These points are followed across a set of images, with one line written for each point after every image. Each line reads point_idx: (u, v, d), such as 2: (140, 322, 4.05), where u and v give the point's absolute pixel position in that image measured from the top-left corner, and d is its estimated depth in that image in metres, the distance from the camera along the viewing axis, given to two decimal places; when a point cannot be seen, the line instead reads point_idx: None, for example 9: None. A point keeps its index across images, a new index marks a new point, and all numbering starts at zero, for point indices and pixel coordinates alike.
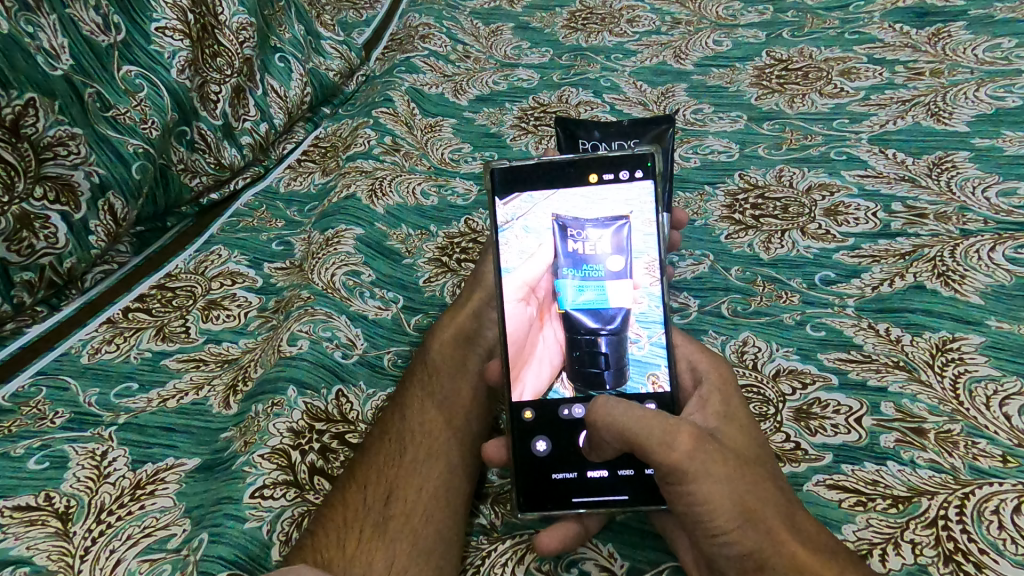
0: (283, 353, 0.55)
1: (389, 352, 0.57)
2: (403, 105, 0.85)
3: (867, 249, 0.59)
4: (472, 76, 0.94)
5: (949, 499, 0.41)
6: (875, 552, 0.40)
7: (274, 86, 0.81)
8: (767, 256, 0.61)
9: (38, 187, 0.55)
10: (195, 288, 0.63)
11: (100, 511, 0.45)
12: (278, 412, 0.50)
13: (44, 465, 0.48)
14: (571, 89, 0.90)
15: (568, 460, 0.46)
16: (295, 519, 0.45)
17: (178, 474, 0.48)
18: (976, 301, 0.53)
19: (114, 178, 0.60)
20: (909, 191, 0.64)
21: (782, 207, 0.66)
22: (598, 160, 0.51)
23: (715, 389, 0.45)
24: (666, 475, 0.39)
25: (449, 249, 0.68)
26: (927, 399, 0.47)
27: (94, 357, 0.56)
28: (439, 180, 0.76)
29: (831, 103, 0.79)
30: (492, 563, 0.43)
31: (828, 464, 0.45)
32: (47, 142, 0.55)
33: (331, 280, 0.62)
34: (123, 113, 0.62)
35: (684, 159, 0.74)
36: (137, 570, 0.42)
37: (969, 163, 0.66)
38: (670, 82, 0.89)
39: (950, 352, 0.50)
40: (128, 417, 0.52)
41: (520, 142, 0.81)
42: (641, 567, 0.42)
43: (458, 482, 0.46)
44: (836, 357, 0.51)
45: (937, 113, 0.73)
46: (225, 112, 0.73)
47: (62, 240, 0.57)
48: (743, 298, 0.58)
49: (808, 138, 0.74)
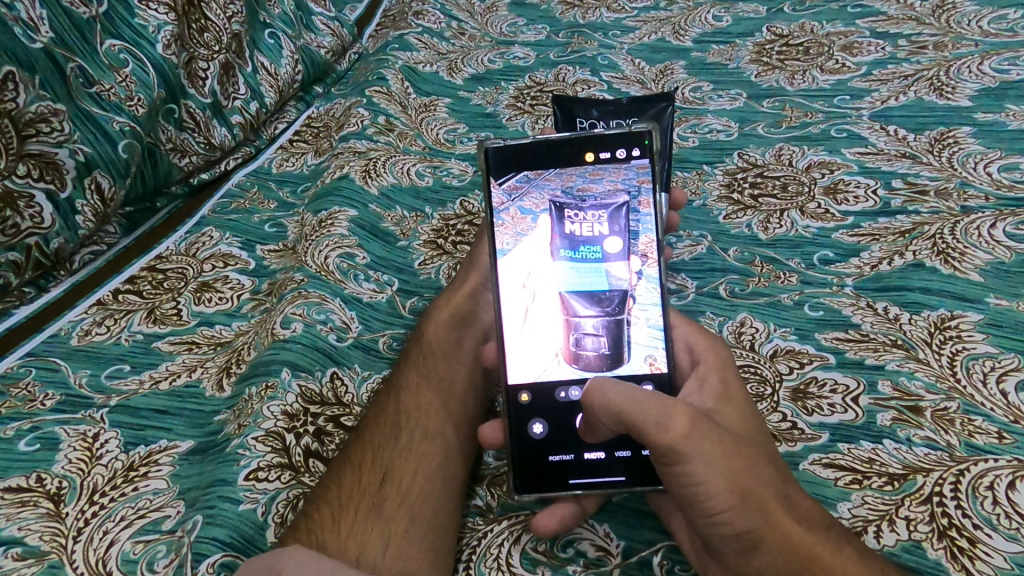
0: (277, 336, 0.54)
1: (385, 335, 0.57)
2: (397, 83, 0.84)
3: (867, 227, 0.59)
4: (467, 54, 0.93)
5: (944, 476, 0.41)
6: (870, 529, 0.40)
7: (264, 63, 0.78)
8: (765, 236, 0.61)
9: (22, 165, 0.54)
10: (186, 269, 0.62)
11: (93, 493, 0.45)
12: (272, 395, 0.50)
13: (35, 447, 0.47)
14: (568, 67, 0.88)
15: (566, 442, 0.46)
16: (290, 501, 0.44)
17: (172, 456, 0.48)
18: (974, 278, 0.52)
19: (99, 157, 0.59)
20: (909, 168, 0.63)
21: (781, 186, 0.65)
22: (594, 138, 0.50)
23: (714, 369, 0.45)
24: (663, 456, 0.39)
25: (445, 231, 0.67)
26: (923, 376, 0.47)
27: (84, 340, 0.56)
28: (434, 161, 0.75)
29: (833, 79, 0.78)
30: (489, 543, 0.43)
31: (825, 443, 0.44)
32: (28, 118, 0.54)
33: (324, 263, 0.61)
34: (108, 89, 0.61)
35: (682, 139, 0.73)
36: (131, 552, 0.42)
37: (971, 138, 0.65)
38: (669, 59, 0.88)
39: (948, 330, 0.49)
40: (121, 399, 0.51)
41: (517, 121, 0.80)
42: (638, 547, 0.42)
43: (454, 463, 0.46)
44: (833, 337, 0.51)
45: (940, 87, 0.73)
46: (213, 90, 0.72)
47: (48, 219, 0.56)
48: (741, 279, 0.57)
49: (809, 115, 0.73)
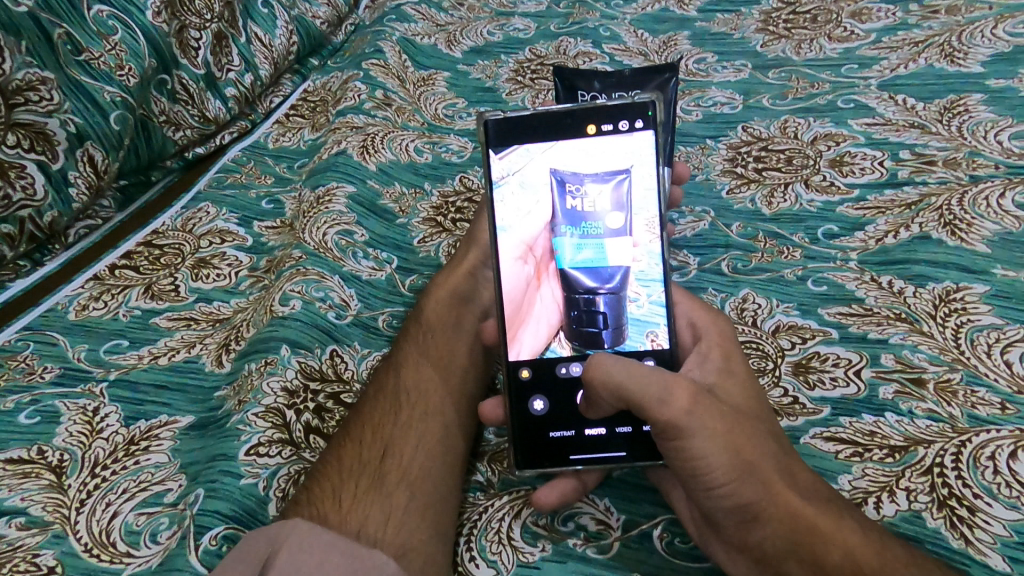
0: (276, 313, 0.54)
1: (384, 313, 0.56)
2: (395, 56, 0.82)
3: (872, 200, 0.58)
4: (466, 26, 0.91)
5: (945, 447, 0.41)
6: (870, 500, 0.40)
7: (258, 34, 0.77)
8: (769, 211, 0.60)
9: (11, 135, 0.53)
10: (183, 245, 0.62)
11: (95, 465, 0.45)
12: (272, 371, 0.49)
13: (35, 420, 0.47)
14: (569, 39, 0.86)
15: (566, 418, 0.46)
16: (291, 475, 0.44)
17: (173, 431, 0.48)
18: (981, 249, 0.52)
19: (91, 128, 0.59)
20: (918, 138, 0.62)
21: (786, 159, 0.64)
22: (595, 110, 0.49)
23: (715, 345, 0.45)
24: (663, 430, 0.39)
25: (445, 208, 0.66)
26: (927, 349, 0.46)
27: (81, 314, 0.55)
28: (433, 136, 0.74)
29: (840, 48, 0.76)
30: (489, 518, 0.43)
31: (826, 417, 0.44)
32: (16, 86, 0.54)
33: (322, 240, 0.60)
34: (97, 58, 0.59)
35: (685, 112, 0.72)
36: (134, 524, 0.42)
37: (982, 106, 0.64)
38: (673, 30, 0.86)
39: (953, 302, 0.49)
40: (120, 373, 0.51)
41: (517, 95, 0.78)
42: (639, 520, 0.42)
43: (455, 439, 0.46)
44: (836, 312, 0.50)
45: (951, 54, 0.71)
46: (207, 61, 0.70)
47: (40, 191, 0.56)
48: (743, 255, 0.57)
49: (815, 86, 0.72)
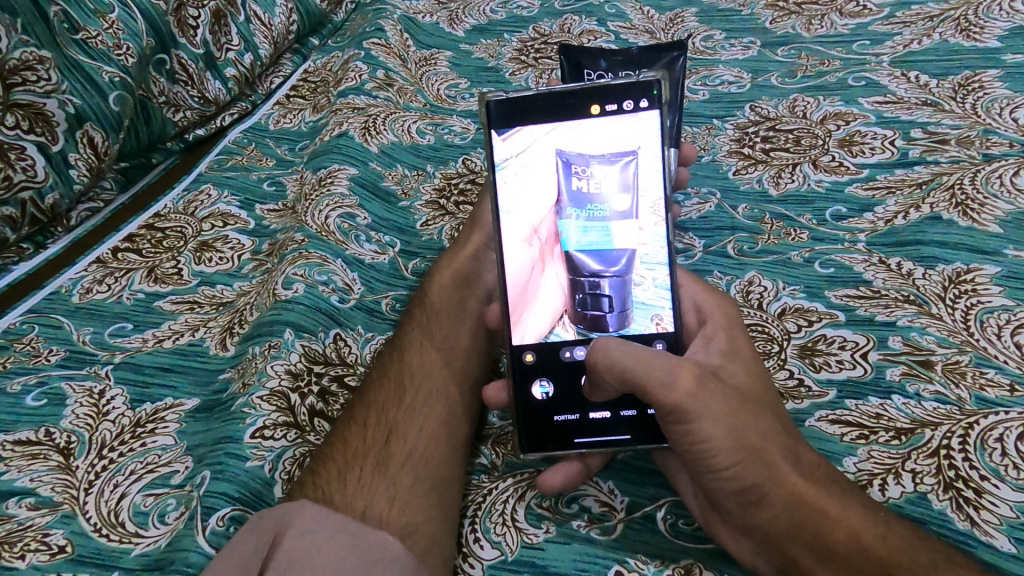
0: (278, 297, 0.53)
1: (387, 296, 0.56)
2: (397, 35, 0.81)
3: (882, 180, 0.57)
4: (468, 4, 0.89)
5: (952, 429, 0.41)
6: (875, 482, 0.40)
7: (258, 13, 0.75)
8: (776, 192, 0.59)
9: (10, 116, 0.53)
10: (185, 228, 0.61)
11: (102, 447, 0.45)
12: (275, 354, 0.49)
13: (42, 402, 0.48)
14: (574, 17, 0.85)
15: (570, 402, 0.46)
16: (296, 458, 0.45)
17: (179, 413, 0.48)
18: (994, 230, 0.51)
19: (91, 109, 0.58)
20: (930, 116, 0.61)
21: (794, 139, 0.63)
22: (599, 90, 0.48)
23: (721, 327, 0.44)
24: (668, 414, 0.38)
25: (447, 190, 0.65)
26: (936, 331, 0.46)
27: (85, 297, 0.55)
28: (435, 117, 0.73)
29: (852, 23, 0.75)
30: (493, 499, 0.43)
31: (831, 400, 0.44)
32: (13, 66, 0.53)
33: (325, 222, 0.60)
34: (94, 37, 0.59)
35: (691, 92, 0.71)
36: (142, 504, 0.43)
37: (997, 82, 0.63)
38: (679, 6, 0.84)
39: (963, 284, 0.48)
40: (125, 356, 0.51)
41: (521, 76, 0.77)
42: (642, 502, 0.42)
43: (459, 420, 0.46)
44: (843, 294, 0.50)
45: (967, 28, 0.69)
46: (205, 40, 0.70)
47: (41, 173, 0.55)
48: (750, 237, 0.56)
49: (825, 63, 0.70)
